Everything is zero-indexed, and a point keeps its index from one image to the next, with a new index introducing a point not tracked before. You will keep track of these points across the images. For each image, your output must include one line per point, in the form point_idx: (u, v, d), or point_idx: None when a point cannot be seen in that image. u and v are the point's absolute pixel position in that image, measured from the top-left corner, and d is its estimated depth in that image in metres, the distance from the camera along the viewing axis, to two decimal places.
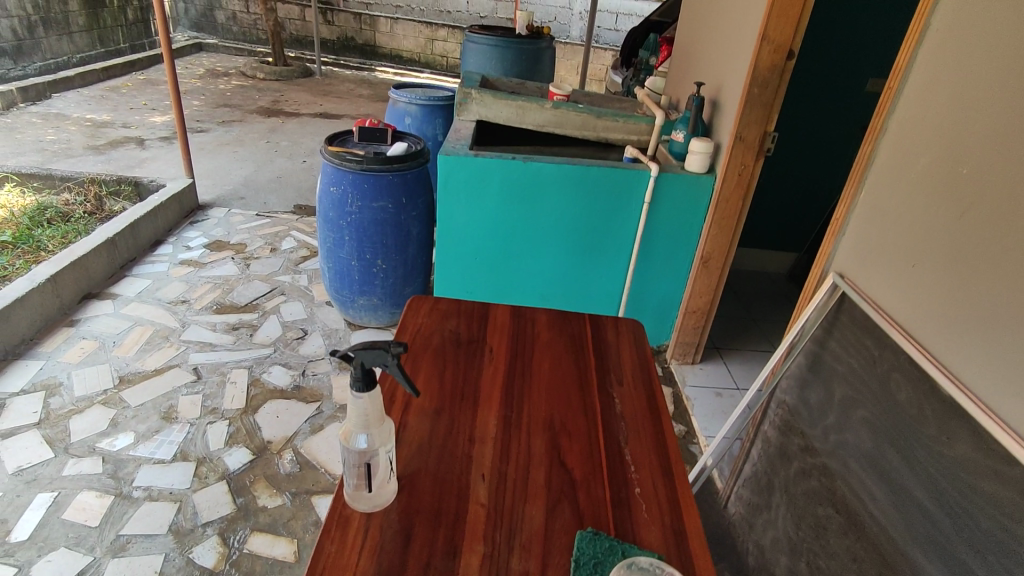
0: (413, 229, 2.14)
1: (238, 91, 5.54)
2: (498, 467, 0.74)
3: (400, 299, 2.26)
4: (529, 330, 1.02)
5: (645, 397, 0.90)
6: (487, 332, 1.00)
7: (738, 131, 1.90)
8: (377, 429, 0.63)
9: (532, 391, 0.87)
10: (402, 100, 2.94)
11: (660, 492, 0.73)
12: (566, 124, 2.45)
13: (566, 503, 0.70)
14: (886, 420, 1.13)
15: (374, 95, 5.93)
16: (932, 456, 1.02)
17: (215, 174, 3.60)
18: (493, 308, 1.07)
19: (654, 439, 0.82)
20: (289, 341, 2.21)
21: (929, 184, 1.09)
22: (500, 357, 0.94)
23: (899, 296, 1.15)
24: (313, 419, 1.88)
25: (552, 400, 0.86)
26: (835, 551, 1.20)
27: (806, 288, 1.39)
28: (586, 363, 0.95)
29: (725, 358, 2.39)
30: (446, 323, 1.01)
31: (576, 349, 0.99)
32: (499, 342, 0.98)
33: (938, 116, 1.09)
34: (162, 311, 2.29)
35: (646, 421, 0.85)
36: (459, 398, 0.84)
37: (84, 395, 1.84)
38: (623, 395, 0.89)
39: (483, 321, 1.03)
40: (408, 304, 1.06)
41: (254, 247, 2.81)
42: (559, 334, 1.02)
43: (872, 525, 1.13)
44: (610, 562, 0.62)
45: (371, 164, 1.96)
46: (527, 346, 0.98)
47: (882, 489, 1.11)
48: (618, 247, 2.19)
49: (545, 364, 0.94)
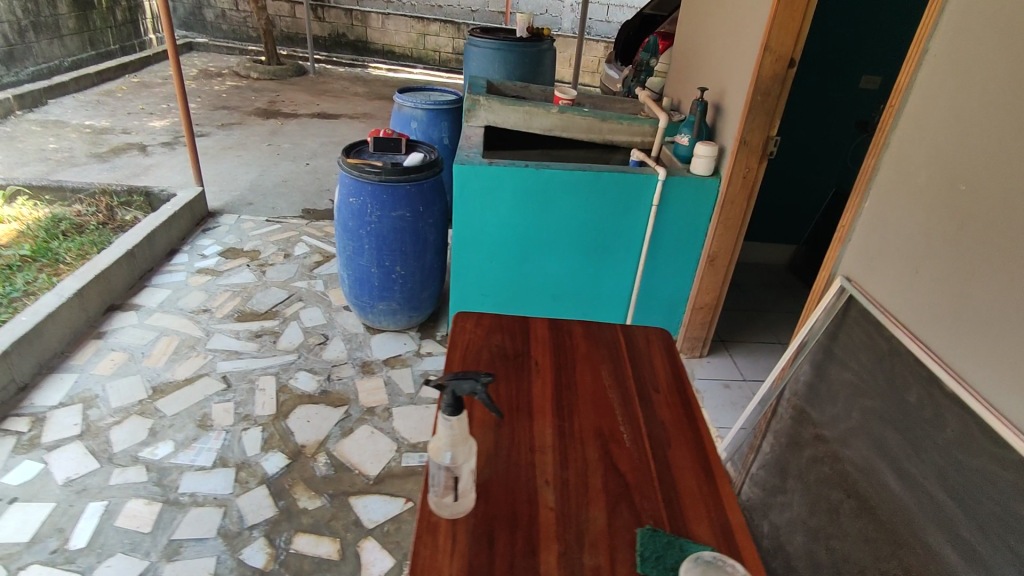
0: (430, 236, 2.21)
1: (234, 92, 5.54)
2: (561, 474, 0.83)
3: (418, 303, 2.34)
4: (568, 342, 1.11)
5: (681, 403, 0.99)
6: (531, 346, 1.09)
7: (742, 136, 1.98)
8: (462, 447, 0.71)
9: (579, 402, 0.96)
10: (407, 105, 2.99)
11: (705, 492, 0.83)
12: (572, 129, 2.53)
13: (624, 504, 0.79)
14: (894, 413, 1.22)
15: (370, 92, 5.94)
16: (937, 446, 1.12)
17: (221, 179, 3.64)
18: (532, 322, 1.16)
19: (693, 443, 0.91)
20: (312, 347, 2.29)
21: (930, 196, 1.18)
22: (545, 369, 1.03)
23: (903, 299, 1.24)
24: (343, 423, 1.96)
25: (599, 410, 0.95)
26: (849, 533, 1.30)
27: (814, 291, 1.49)
28: (623, 374, 1.04)
29: (731, 351, 2.49)
30: (491, 339, 1.09)
31: (612, 359, 1.08)
32: (543, 355, 1.06)
33: (938, 134, 1.18)
34: (186, 321, 2.35)
35: (685, 427, 0.94)
36: (515, 411, 0.93)
37: (120, 406, 1.91)
38: (661, 402, 0.98)
39: (525, 335, 1.11)
40: (453, 320, 1.14)
41: (268, 254, 2.87)
42: (596, 345, 1.11)
43: (882, 508, 1.23)
44: (670, 556, 0.71)
45: (390, 175, 2.03)
46: (568, 359, 1.06)
47: (891, 477, 1.21)
48: (627, 249, 2.27)
49: (587, 376, 1.02)
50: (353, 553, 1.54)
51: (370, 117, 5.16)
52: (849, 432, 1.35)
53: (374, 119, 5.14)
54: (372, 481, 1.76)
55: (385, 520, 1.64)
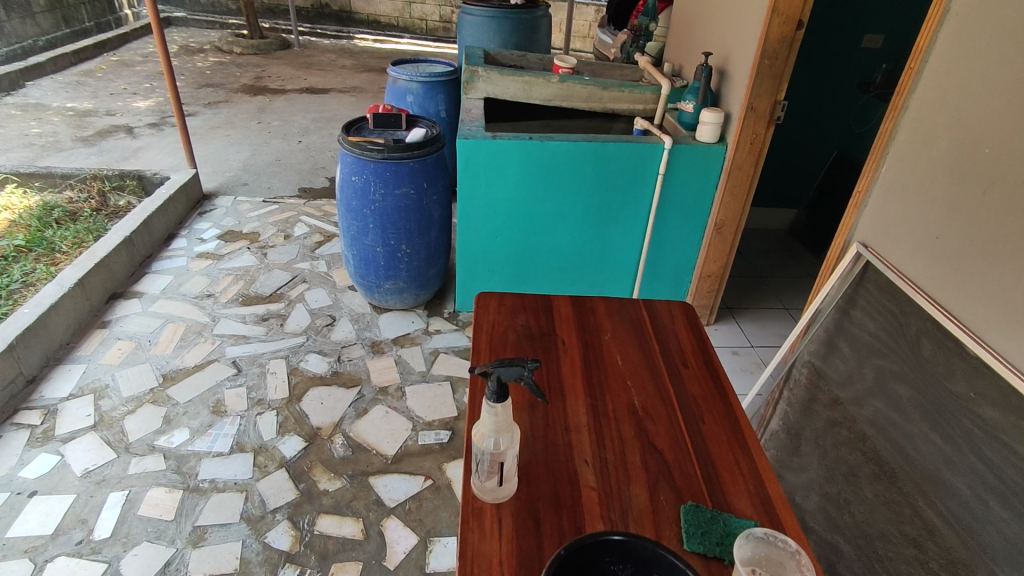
0: (435, 213, 2.18)
1: (217, 68, 5.39)
2: (599, 453, 0.83)
3: (424, 281, 2.32)
4: (593, 319, 1.10)
5: (711, 378, 0.99)
6: (556, 325, 1.08)
7: (749, 102, 1.95)
8: (506, 434, 0.71)
9: (610, 380, 0.96)
10: (402, 78, 2.92)
11: (743, 467, 0.83)
12: (573, 98, 2.48)
13: (664, 481, 0.80)
14: (914, 379, 1.23)
15: (357, 65, 5.80)
16: (960, 410, 1.13)
17: (212, 160, 3.56)
18: (555, 300, 1.15)
19: (726, 418, 0.92)
20: (320, 329, 2.27)
21: (952, 162, 1.16)
22: (573, 348, 1.02)
23: (925, 265, 1.23)
24: (357, 403, 1.96)
25: (630, 388, 0.95)
26: (867, 496, 1.32)
27: (830, 258, 1.48)
28: (651, 350, 1.04)
29: (737, 318, 2.50)
30: (516, 319, 1.08)
31: (638, 335, 1.08)
32: (569, 334, 1.06)
33: (960, 97, 1.15)
34: (191, 307, 2.33)
35: (716, 402, 0.94)
36: (547, 391, 0.93)
37: (132, 395, 1.90)
38: (691, 378, 0.98)
39: (549, 314, 1.11)
40: (476, 302, 1.13)
41: (268, 235, 2.83)
42: (621, 321, 1.11)
43: (901, 471, 1.25)
44: (714, 531, 0.72)
45: (393, 152, 1.99)
46: (594, 336, 1.06)
47: (911, 441, 1.23)
48: (634, 219, 2.25)
49: (615, 353, 1.02)
50: (377, 532, 1.56)
51: (359, 90, 5.05)
52: (866, 397, 1.37)
53: (364, 92, 5.02)
54: (391, 460, 1.77)
55: (407, 498, 1.66)
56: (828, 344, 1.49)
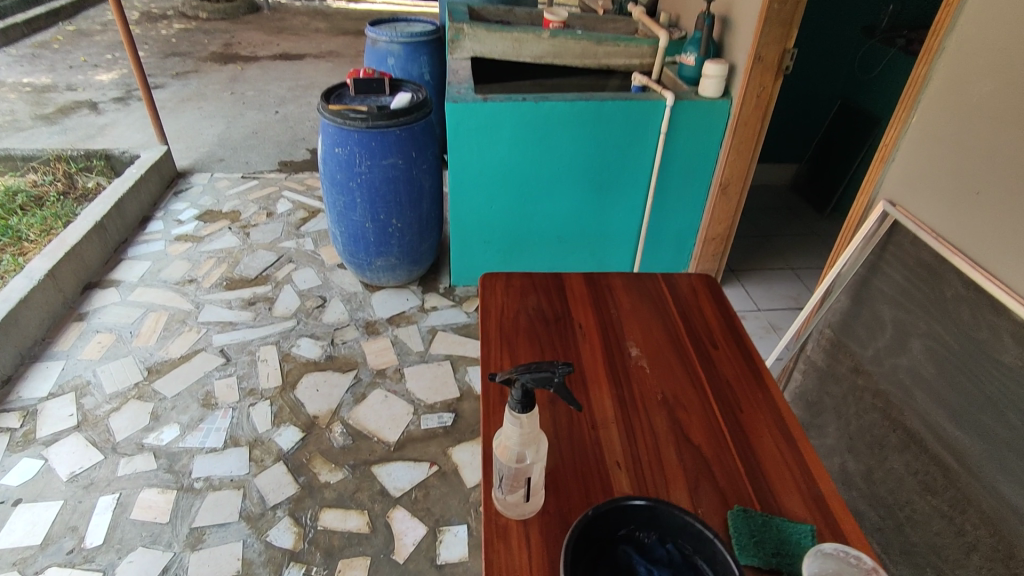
0: (426, 183, 2.05)
1: (183, 36, 5.10)
2: (632, 452, 0.74)
3: (418, 256, 2.21)
4: (610, 298, 1.00)
5: (745, 358, 0.90)
6: (571, 306, 0.98)
7: (756, 52, 1.82)
8: (533, 445, 0.61)
9: (636, 366, 0.87)
10: (382, 39, 2.74)
11: (789, 460, 0.75)
12: (565, 54, 2.33)
13: (706, 481, 0.72)
14: (946, 347, 1.15)
15: (332, 28, 5.52)
16: (1001, 378, 1.05)
17: (185, 135, 3.38)
18: (567, 277, 1.04)
19: (766, 402, 0.83)
20: (310, 311, 2.17)
21: (999, 113, 1.05)
22: (592, 331, 0.93)
23: (963, 223, 1.13)
24: (354, 389, 1.88)
25: (659, 374, 0.86)
26: (895, 468, 1.27)
27: (852, 217, 1.38)
28: (677, 329, 0.94)
29: (742, 280, 2.42)
30: (527, 301, 0.98)
31: (661, 313, 0.98)
32: (586, 315, 0.96)
33: (1009, 39, 1.02)
34: (172, 294, 2.21)
35: (753, 384, 0.86)
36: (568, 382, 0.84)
37: (116, 391, 1.80)
38: (724, 358, 0.89)
39: (562, 294, 1.00)
40: (481, 283, 1.03)
41: (249, 214, 2.69)
42: (641, 297, 1.01)
43: (933, 442, 1.19)
44: (767, 540, 0.64)
45: (378, 120, 1.85)
46: (613, 317, 0.96)
47: (945, 412, 1.16)
48: (635, 181, 2.14)
49: (638, 335, 0.92)
50: (383, 524, 1.50)
51: (336, 55, 4.81)
52: (891, 365, 1.29)
53: (341, 56, 4.79)
54: (393, 448, 1.69)
55: (412, 487, 1.59)
56: (847, 311, 1.41)
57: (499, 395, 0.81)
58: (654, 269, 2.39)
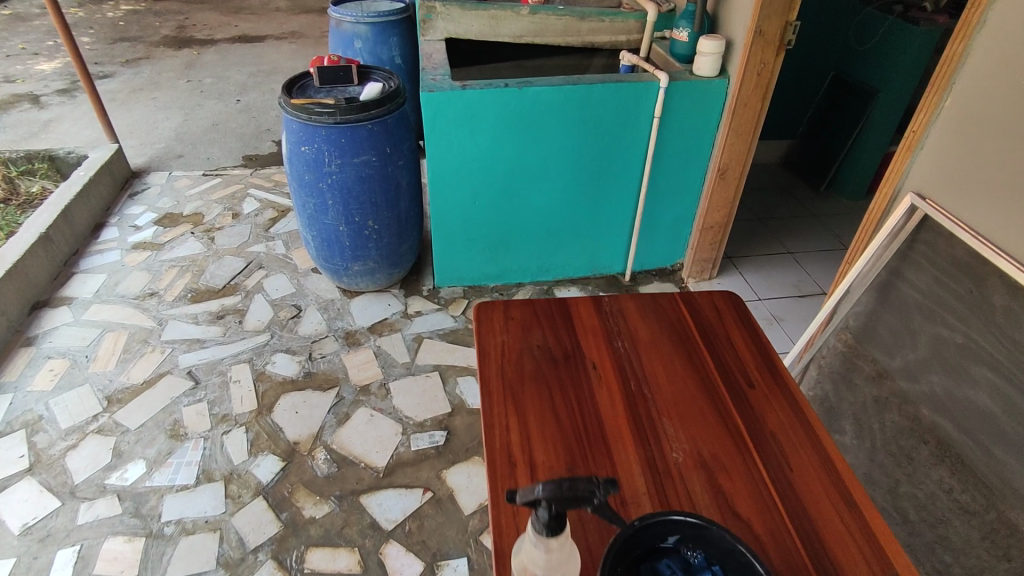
0: (403, 180, 1.89)
1: (131, 18, 4.75)
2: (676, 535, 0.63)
3: (398, 258, 2.05)
4: (624, 327, 0.87)
5: (785, 397, 0.78)
6: (581, 343, 0.84)
7: (757, 26, 1.67)
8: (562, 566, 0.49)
9: (663, 416, 0.75)
10: (347, 20, 2.53)
11: (853, 531, 0.65)
12: (547, 32, 2.16)
13: None
14: (990, 358, 1.04)
15: (293, 5, 5.22)
16: None
17: (138, 130, 3.14)
18: (573, 304, 0.90)
19: (815, 454, 0.72)
20: (285, 323, 2.01)
21: None
22: (608, 373, 0.80)
23: (1005, 219, 1.01)
24: (336, 408, 1.74)
25: (690, 425, 0.74)
26: (929, 484, 1.18)
27: (874, 210, 1.26)
28: (705, 364, 0.82)
29: (740, 267, 2.31)
30: (530, 337, 0.85)
31: (684, 343, 0.86)
32: (601, 354, 0.83)
33: None
34: (132, 310, 2.03)
35: (799, 432, 0.74)
36: (587, 442, 0.71)
37: (73, 427, 1.64)
38: (761, 400, 0.78)
39: (570, 327, 0.87)
40: (474, 314, 0.89)
41: (213, 216, 2.50)
42: (659, 323, 0.88)
43: (974, 459, 1.10)
44: None
45: (347, 114, 1.67)
46: (631, 353, 0.83)
47: (987, 427, 1.07)
48: (628, 169, 2.01)
49: (661, 374, 0.80)
50: (376, 562, 1.38)
51: (299, 35, 4.53)
52: (919, 372, 1.19)
53: (304, 37, 4.52)
54: (382, 474, 1.57)
55: (406, 517, 1.47)
56: (868, 314, 1.30)
57: (508, 466, 0.68)
58: (649, 260, 2.27)
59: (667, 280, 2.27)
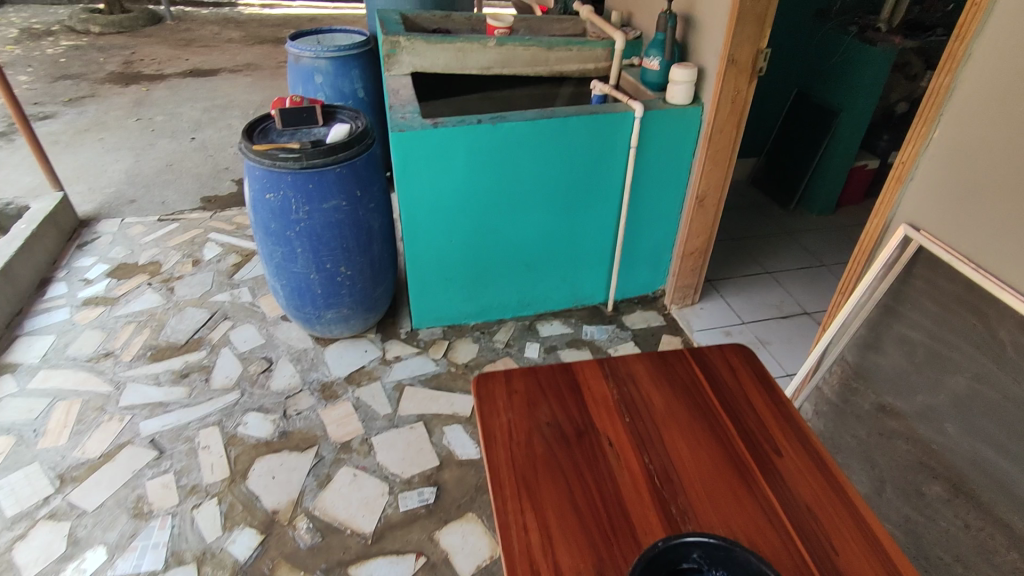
0: (375, 224, 1.80)
1: (74, 54, 4.55)
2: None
3: (373, 302, 1.96)
4: (641, 400, 0.85)
5: (811, 464, 0.77)
6: (599, 422, 0.81)
7: (730, 53, 1.66)
8: None
9: (688, 496, 0.73)
10: (306, 55, 2.45)
11: None
12: (514, 63, 2.13)
13: None
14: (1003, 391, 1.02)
15: (246, 36, 5.10)
16: None
17: (86, 174, 2.97)
18: (585, 377, 0.87)
19: (851, 528, 0.70)
20: (255, 378, 1.89)
21: None
22: (624, 450, 0.78)
23: (1007, 251, 0.99)
24: (317, 470, 1.63)
25: (718, 506, 0.72)
26: (943, 520, 1.15)
27: (865, 241, 1.24)
28: (722, 432, 0.80)
29: (721, 292, 2.31)
30: (538, 415, 0.82)
31: (698, 408, 0.84)
32: (621, 432, 0.80)
33: None
34: (85, 374, 1.87)
35: (829, 503, 0.73)
36: (613, 535, 0.69)
37: (21, 514, 1.49)
38: (787, 469, 0.76)
39: (586, 404, 0.84)
40: (475, 390, 0.85)
41: (171, 264, 2.36)
42: (674, 392, 0.86)
43: (991, 494, 1.07)
44: None
45: (313, 158, 1.59)
46: (654, 430, 0.81)
47: (1002, 461, 1.04)
48: (606, 200, 1.97)
49: (680, 449, 0.78)
50: None
51: (253, 67, 4.42)
52: (927, 405, 1.17)
53: (260, 68, 4.41)
54: (371, 541, 1.46)
55: None
56: (866, 346, 1.27)
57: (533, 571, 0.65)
58: (630, 288, 2.24)
59: (650, 308, 2.24)
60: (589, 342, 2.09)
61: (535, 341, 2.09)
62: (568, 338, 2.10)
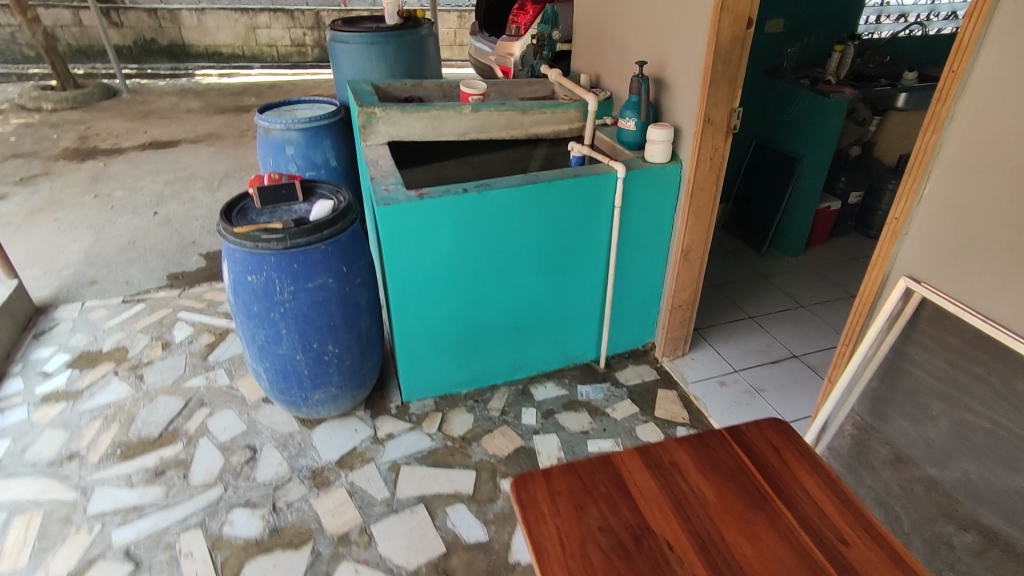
0: (362, 298, 1.75)
1: (25, 132, 4.43)
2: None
3: (362, 378, 1.88)
4: (696, 503, 0.83)
5: (872, 548, 0.76)
6: (661, 536, 0.78)
7: (705, 114, 1.71)
8: None
9: None
10: (276, 126, 2.41)
11: None
12: (490, 127, 2.14)
13: None
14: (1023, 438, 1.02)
15: (206, 106, 5.07)
16: None
17: (41, 257, 2.83)
18: (634, 483, 0.85)
19: None
20: (238, 469, 1.76)
21: None
22: (682, 552, 0.76)
23: (1010, 302, 1.01)
24: (313, 569, 1.50)
25: None
26: None
27: (865, 294, 1.27)
28: (777, 521, 0.80)
29: (711, 341, 2.32)
30: (587, 519, 0.80)
31: (748, 495, 0.83)
32: (687, 544, 0.77)
33: None
34: (48, 481, 1.72)
35: None
36: None
37: None
38: (850, 556, 0.76)
39: (642, 515, 0.81)
40: (515, 496, 0.83)
41: (139, 349, 2.23)
42: (720, 479, 0.85)
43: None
44: None
45: (297, 237, 1.53)
46: (716, 536, 0.78)
47: None
48: (593, 260, 1.97)
49: (739, 545, 0.77)
50: None
51: (215, 137, 4.37)
52: (947, 457, 1.15)
53: (222, 138, 4.37)
54: None
55: None
56: (876, 398, 1.27)
57: None
58: (621, 343, 2.22)
59: (642, 362, 2.22)
60: (585, 403, 2.04)
61: (530, 407, 2.03)
62: (564, 400, 2.06)
